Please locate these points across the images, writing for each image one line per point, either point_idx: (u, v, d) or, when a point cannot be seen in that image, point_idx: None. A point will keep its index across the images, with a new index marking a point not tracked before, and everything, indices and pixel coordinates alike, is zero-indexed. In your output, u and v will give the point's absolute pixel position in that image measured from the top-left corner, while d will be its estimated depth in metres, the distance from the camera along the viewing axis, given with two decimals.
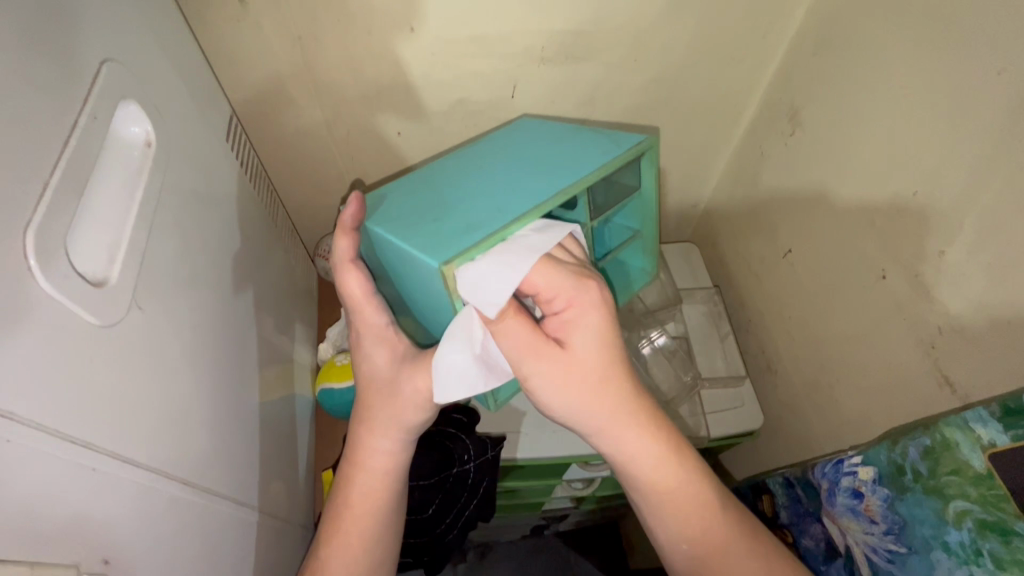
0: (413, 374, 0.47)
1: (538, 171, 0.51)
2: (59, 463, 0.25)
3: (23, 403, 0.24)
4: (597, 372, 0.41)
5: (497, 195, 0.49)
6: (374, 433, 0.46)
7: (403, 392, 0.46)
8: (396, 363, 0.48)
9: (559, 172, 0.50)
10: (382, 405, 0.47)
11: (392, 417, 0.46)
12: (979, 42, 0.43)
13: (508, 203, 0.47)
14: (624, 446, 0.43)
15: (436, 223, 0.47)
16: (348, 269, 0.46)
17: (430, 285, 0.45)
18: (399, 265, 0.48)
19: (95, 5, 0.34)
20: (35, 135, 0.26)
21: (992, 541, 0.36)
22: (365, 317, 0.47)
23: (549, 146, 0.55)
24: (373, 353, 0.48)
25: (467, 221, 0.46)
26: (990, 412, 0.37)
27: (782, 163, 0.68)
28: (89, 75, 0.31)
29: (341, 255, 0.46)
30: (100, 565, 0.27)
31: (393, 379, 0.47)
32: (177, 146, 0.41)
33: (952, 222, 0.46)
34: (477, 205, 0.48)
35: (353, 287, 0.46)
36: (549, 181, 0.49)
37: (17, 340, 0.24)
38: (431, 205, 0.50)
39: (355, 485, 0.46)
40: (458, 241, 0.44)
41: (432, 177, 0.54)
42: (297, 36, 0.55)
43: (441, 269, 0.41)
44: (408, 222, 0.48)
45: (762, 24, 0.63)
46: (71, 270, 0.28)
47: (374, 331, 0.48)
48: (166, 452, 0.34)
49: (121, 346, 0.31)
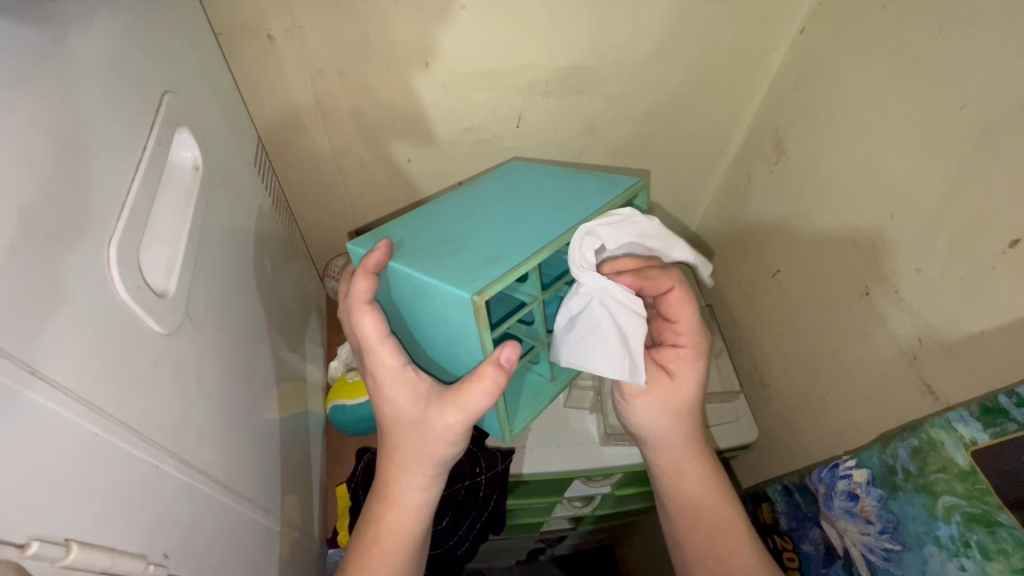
0: (442, 411, 0.44)
1: (547, 209, 0.53)
2: (132, 458, 0.28)
3: (107, 399, 0.26)
4: (684, 403, 0.52)
5: (511, 230, 0.50)
6: (407, 471, 0.46)
7: (434, 430, 0.45)
8: (422, 402, 0.45)
9: (568, 209, 0.52)
10: (413, 442, 0.46)
11: (424, 454, 0.46)
12: (942, 81, 0.49)
13: (526, 239, 0.48)
14: (689, 462, 0.53)
15: (454, 256, 0.47)
16: (364, 312, 0.44)
17: (455, 318, 0.45)
18: (417, 301, 0.48)
19: (156, 44, 0.37)
20: (115, 162, 0.30)
21: (979, 533, 0.39)
22: (381, 359, 0.45)
23: (548, 187, 0.57)
24: (396, 395, 0.45)
25: (486, 253, 0.47)
26: (970, 412, 0.40)
27: (769, 190, 0.73)
28: (153, 107, 0.35)
29: (358, 297, 0.45)
30: (162, 559, 0.29)
31: (421, 418, 0.45)
32: (218, 170, 0.44)
33: (927, 241, 0.51)
34: (492, 239, 0.49)
35: (372, 330, 0.45)
36: (562, 218, 0.51)
37: (101, 340, 0.27)
38: (446, 242, 0.49)
39: (388, 519, 0.46)
40: (485, 273, 0.44)
41: (439, 217, 0.54)
42: (319, 70, 0.59)
43: (474, 299, 0.41)
44: (425, 258, 0.47)
45: (746, 63, 0.69)
46: (141, 280, 0.30)
47: (391, 374, 0.45)
48: (209, 456, 0.36)
49: (178, 352, 0.33)
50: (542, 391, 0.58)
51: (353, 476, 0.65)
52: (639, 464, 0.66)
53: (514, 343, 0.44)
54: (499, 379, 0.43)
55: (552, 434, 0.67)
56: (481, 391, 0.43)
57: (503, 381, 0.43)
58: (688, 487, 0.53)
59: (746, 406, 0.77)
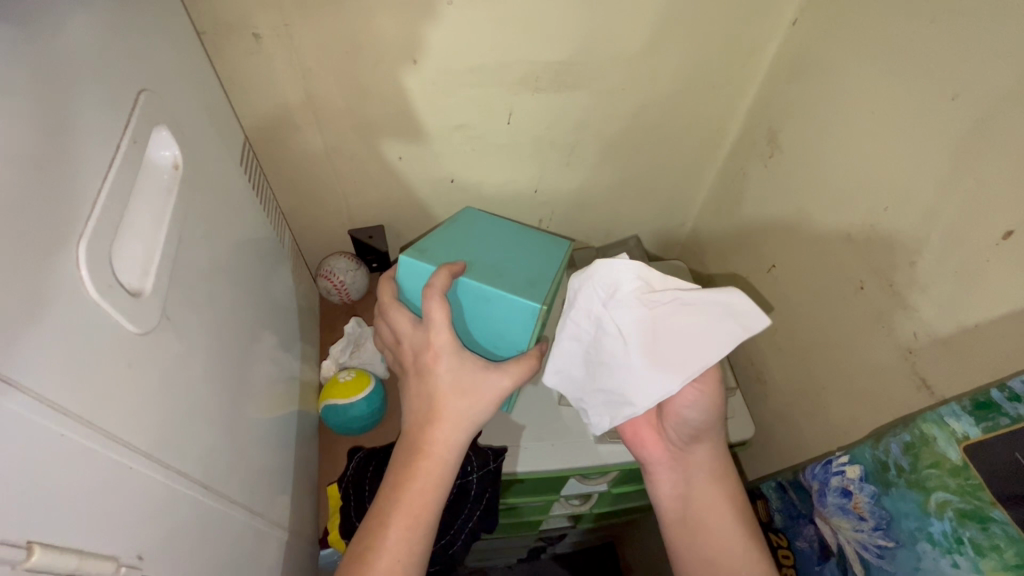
0: (500, 376, 0.49)
1: (541, 234, 0.59)
2: (105, 460, 0.27)
3: (76, 402, 0.26)
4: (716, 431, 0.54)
5: (527, 250, 0.56)
6: (451, 432, 0.48)
7: (488, 391, 0.48)
8: (474, 370, 0.48)
9: (559, 236, 0.59)
10: (463, 406, 0.48)
11: (472, 414, 0.48)
12: (935, 70, 0.48)
13: (548, 259, 0.55)
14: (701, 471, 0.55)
15: (502, 270, 0.52)
16: (440, 303, 0.47)
17: (512, 322, 0.51)
18: (468, 305, 0.52)
19: (134, 42, 0.37)
20: (86, 160, 0.29)
21: (970, 529, 0.38)
22: (442, 333, 0.48)
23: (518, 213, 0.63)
24: (452, 365, 0.48)
25: (528, 269, 0.53)
26: (962, 406, 0.39)
27: (763, 184, 0.72)
28: (129, 105, 0.35)
29: (435, 292, 0.47)
30: (136, 561, 0.29)
31: (477, 381, 0.48)
32: (201, 170, 0.44)
33: (921, 234, 0.50)
34: (519, 257, 0.55)
35: (438, 316, 0.47)
36: (562, 245, 0.58)
37: (71, 341, 0.26)
38: (483, 257, 0.54)
39: (425, 480, 0.46)
40: (540, 286, 0.51)
41: (456, 236, 0.57)
42: (306, 68, 0.59)
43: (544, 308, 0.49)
44: (478, 269, 0.52)
45: (739, 57, 0.68)
46: (114, 280, 0.30)
47: (449, 346, 0.48)
48: (190, 457, 0.35)
49: (156, 352, 0.33)
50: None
51: (344, 475, 0.65)
52: (633, 461, 0.66)
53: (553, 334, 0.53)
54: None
55: (546, 431, 0.67)
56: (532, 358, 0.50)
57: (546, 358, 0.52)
58: (700, 490, 0.54)
59: (743, 403, 0.76)
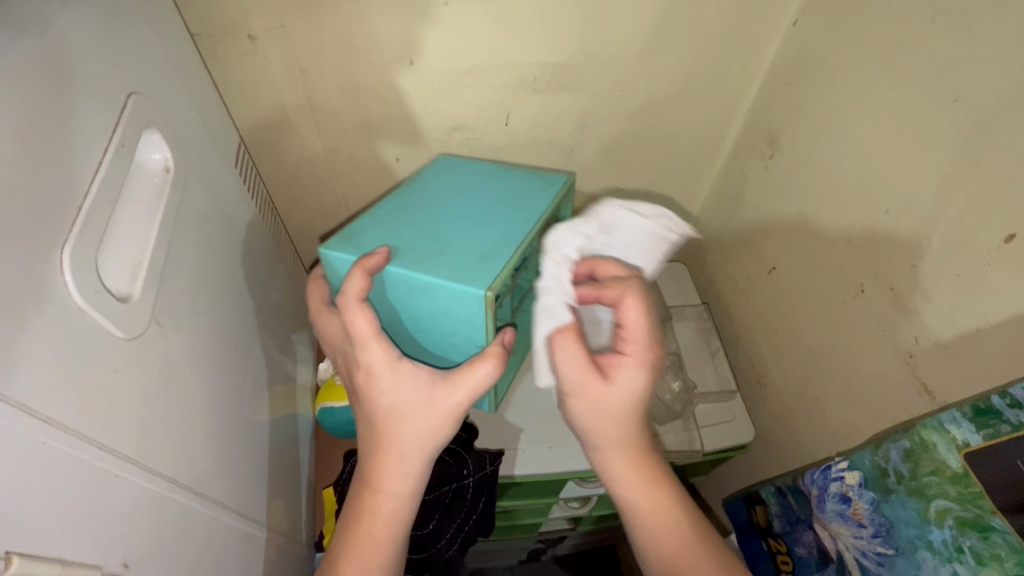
0: (450, 393, 0.44)
1: (500, 206, 0.56)
2: (90, 468, 0.27)
3: (59, 410, 0.26)
4: (632, 408, 0.45)
5: (478, 229, 0.52)
6: (400, 459, 0.45)
7: (436, 413, 0.44)
8: (422, 388, 0.44)
9: (522, 206, 0.56)
10: (414, 430, 0.44)
11: (422, 439, 0.44)
12: (936, 72, 0.47)
13: (501, 236, 0.51)
14: (625, 459, 0.46)
15: (444, 257, 0.49)
16: (359, 309, 0.44)
17: (462, 313, 0.48)
18: (409, 299, 0.49)
19: (125, 45, 0.37)
20: (72, 164, 0.29)
21: (971, 537, 0.38)
22: (374, 351, 0.44)
23: (487, 183, 0.59)
24: (393, 386, 0.44)
25: (474, 252, 0.49)
26: (962, 413, 0.39)
27: (763, 186, 0.71)
28: (118, 108, 0.34)
29: (353, 295, 0.44)
30: (122, 568, 0.29)
31: (424, 403, 0.44)
32: (193, 173, 0.43)
33: (921, 237, 0.49)
34: (468, 239, 0.51)
35: (365, 327, 0.44)
36: (520, 217, 0.54)
37: (55, 347, 0.26)
38: (425, 241, 0.51)
39: (377, 510, 0.45)
40: (484, 270, 0.47)
41: (396, 223, 0.54)
42: (302, 69, 0.58)
43: (488, 294, 0.45)
44: (418, 258, 0.49)
45: (739, 58, 0.67)
46: (100, 285, 0.30)
47: (387, 364, 0.44)
48: (179, 463, 0.35)
49: (144, 357, 0.33)
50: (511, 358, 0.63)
51: (340, 478, 0.64)
52: None
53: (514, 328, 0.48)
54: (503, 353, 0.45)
55: (544, 434, 0.67)
56: (486, 365, 0.44)
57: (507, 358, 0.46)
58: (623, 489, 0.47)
59: (743, 406, 0.75)
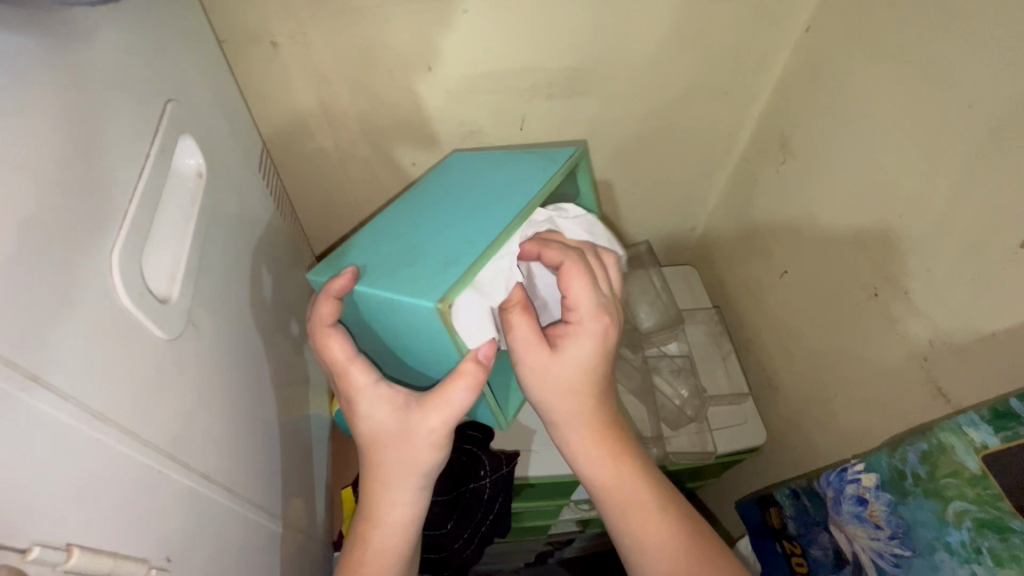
0: (424, 417, 0.43)
1: (492, 200, 0.51)
2: (137, 465, 0.28)
3: (111, 408, 0.27)
4: (580, 383, 0.46)
5: (459, 231, 0.48)
6: (389, 487, 0.44)
7: (417, 439, 0.43)
8: (400, 413, 0.44)
9: (513, 196, 0.51)
10: (396, 455, 0.44)
11: (407, 465, 0.44)
12: (951, 78, 0.48)
13: (477, 236, 0.47)
14: (583, 430, 0.48)
15: (410, 268, 0.45)
16: (330, 335, 0.44)
17: (428, 330, 0.44)
18: (387, 318, 0.46)
19: (159, 53, 0.38)
20: (117, 170, 0.30)
21: (990, 538, 0.38)
22: (353, 378, 0.44)
23: (493, 173, 0.56)
24: (373, 411, 0.44)
25: (442, 259, 0.45)
26: (981, 415, 0.39)
27: (775, 189, 0.72)
28: (156, 115, 0.35)
29: (321, 321, 0.44)
30: (165, 562, 0.30)
31: (402, 429, 0.43)
32: (221, 177, 0.44)
33: (936, 241, 0.50)
34: (444, 244, 0.47)
35: (340, 352, 0.44)
36: (502, 213, 0.49)
37: (106, 346, 0.27)
38: (402, 254, 0.48)
39: (375, 538, 0.45)
40: (444, 279, 0.43)
41: (382, 235, 0.52)
42: (322, 75, 0.59)
43: (435, 307, 0.40)
44: (384, 273, 0.46)
45: (751, 63, 0.68)
46: (145, 287, 0.30)
47: (366, 391, 0.44)
48: (213, 461, 0.36)
49: (182, 357, 0.34)
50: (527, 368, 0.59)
51: (358, 478, 0.65)
52: None
53: (492, 340, 0.44)
54: (479, 375, 0.42)
55: None
56: (462, 387, 0.42)
57: (485, 376, 0.43)
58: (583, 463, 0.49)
59: (755, 409, 0.76)
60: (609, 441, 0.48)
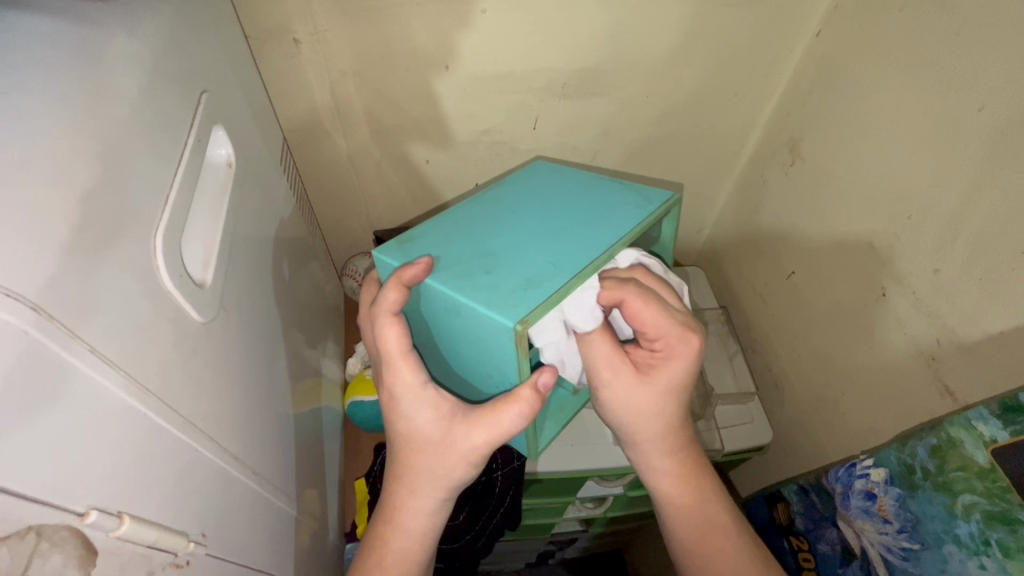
0: (469, 431, 0.43)
1: (575, 224, 0.51)
2: (176, 441, 0.29)
3: (154, 384, 0.27)
4: (665, 405, 0.47)
5: (545, 250, 0.48)
6: (417, 495, 0.45)
7: (457, 450, 0.43)
8: (443, 422, 0.44)
9: (599, 226, 0.51)
10: (431, 463, 0.44)
11: (439, 474, 0.44)
12: (959, 82, 0.49)
13: (561, 259, 0.47)
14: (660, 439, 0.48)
15: (489, 277, 0.45)
16: (390, 323, 0.44)
17: (492, 344, 0.44)
18: (450, 321, 0.46)
19: (194, 46, 0.39)
20: (158, 155, 0.31)
21: (998, 531, 0.39)
22: (402, 374, 0.44)
23: (583, 194, 0.56)
24: (415, 414, 0.44)
25: (523, 275, 0.45)
26: (990, 410, 0.40)
27: (784, 192, 0.73)
28: (192, 105, 0.36)
29: (386, 308, 0.44)
30: (201, 537, 0.30)
31: (442, 436, 0.44)
32: (248, 170, 0.45)
33: (944, 242, 0.51)
34: (529, 260, 0.47)
35: (394, 343, 0.44)
36: (594, 241, 0.49)
37: (150, 323, 0.28)
38: (480, 257, 0.48)
39: (387, 548, 0.45)
40: (525, 298, 0.42)
41: (460, 231, 0.52)
42: (341, 72, 0.61)
43: (516, 328, 0.40)
44: (462, 276, 0.46)
45: (762, 66, 0.69)
46: (183, 270, 0.32)
47: (411, 392, 0.44)
48: (242, 445, 0.37)
49: (214, 340, 0.35)
50: (567, 406, 0.57)
51: (370, 470, 0.66)
52: None
53: (551, 369, 0.44)
54: (535, 404, 0.43)
55: (568, 432, 0.68)
56: (515, 412, 0.43)
57: (537, 406, 0.43)
58: (667, 486, 0.49)
59: (761, 408, 0.76)
60: (692, 463, 0.49)
